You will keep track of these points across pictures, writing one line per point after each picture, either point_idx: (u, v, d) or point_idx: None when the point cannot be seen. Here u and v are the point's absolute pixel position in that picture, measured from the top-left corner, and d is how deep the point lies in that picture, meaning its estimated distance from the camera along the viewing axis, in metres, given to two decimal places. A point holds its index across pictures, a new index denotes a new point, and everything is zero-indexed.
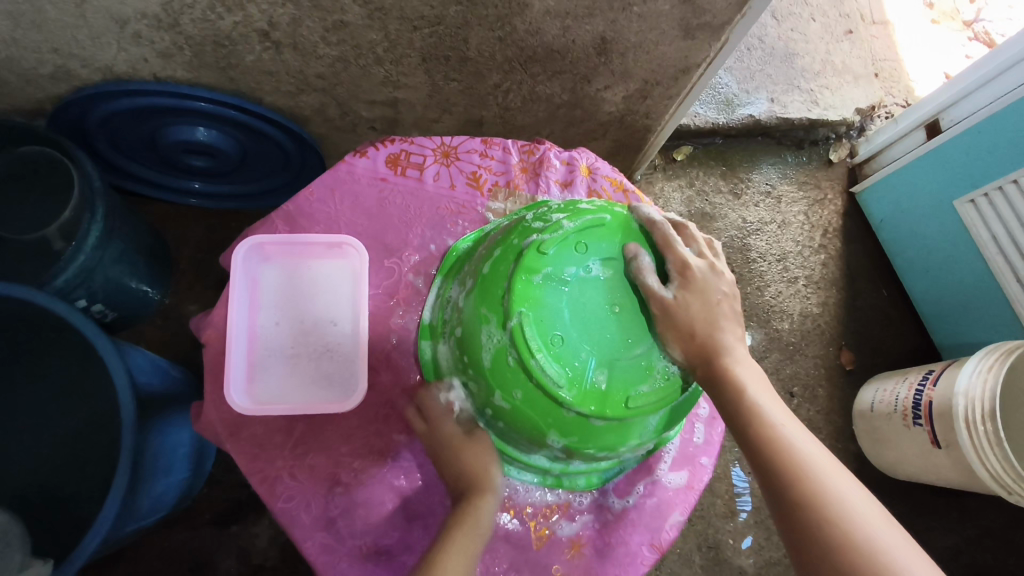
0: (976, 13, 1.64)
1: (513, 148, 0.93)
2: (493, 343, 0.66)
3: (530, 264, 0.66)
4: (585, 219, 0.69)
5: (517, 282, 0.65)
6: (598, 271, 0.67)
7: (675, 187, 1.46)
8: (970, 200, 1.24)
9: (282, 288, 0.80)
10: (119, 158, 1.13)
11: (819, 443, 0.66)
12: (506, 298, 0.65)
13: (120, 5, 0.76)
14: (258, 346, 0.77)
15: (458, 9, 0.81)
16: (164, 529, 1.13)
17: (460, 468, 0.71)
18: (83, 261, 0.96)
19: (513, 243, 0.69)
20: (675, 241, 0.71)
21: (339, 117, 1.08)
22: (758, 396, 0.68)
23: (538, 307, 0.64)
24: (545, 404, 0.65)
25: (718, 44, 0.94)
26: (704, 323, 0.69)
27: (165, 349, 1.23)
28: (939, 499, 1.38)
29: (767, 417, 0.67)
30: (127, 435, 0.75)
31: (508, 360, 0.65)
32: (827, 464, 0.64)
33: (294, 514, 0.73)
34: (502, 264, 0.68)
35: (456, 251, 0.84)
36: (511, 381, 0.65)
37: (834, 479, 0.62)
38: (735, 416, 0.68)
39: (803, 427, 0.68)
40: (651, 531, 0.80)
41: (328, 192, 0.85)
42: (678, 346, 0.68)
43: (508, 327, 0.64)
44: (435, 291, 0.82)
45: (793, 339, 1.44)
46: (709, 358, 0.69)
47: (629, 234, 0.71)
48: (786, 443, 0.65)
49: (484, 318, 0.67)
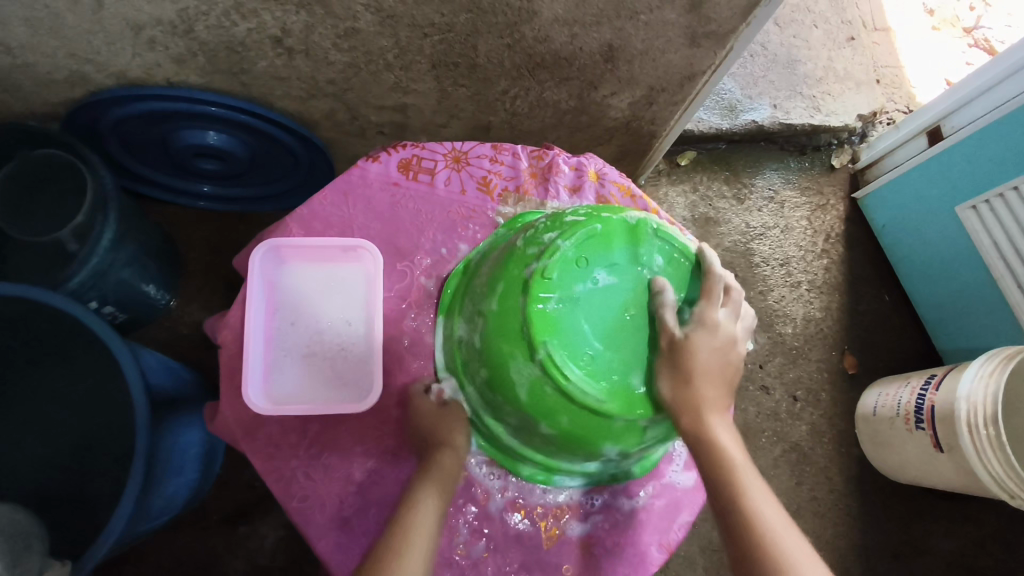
0: (976, 21, 1.65)
1: (522, 153, 0.94)
2: (525, 377, 0.66)
3: (540, 292, 0.67)
4: (577, 235, 0.70)
5: (534, 314, 0.66)
6: (607, 280, 0.70)
7: (678, 193, 1.47)
8: (972, 206, 1.26)
9: (292, 297, 0.80)
10: (130, 161, 1.14)
11: (791, 523, 0.65)
12: (526, 330, 0.66)
13: (137, 11, 0.77)
14: (276, 350, 0.78)
15: (468, 17, 0.83)
16: (174, 530, 1.13)
17: (430, 430, 0.76)
18: (96, 263, 0.97)
19: (514, 275, 0.70)
20: (714, 295, 0.72)
21: (349, 122, 1.09)
22: (736, 462, 0.68)
23: (560, 332, 0.66)
24: (591, 421, 0.67)
25: (723, 51, 0.96)
26: (702, 369, 0.68)
27: (174, 351, 1.24)
28: (941, 502, 1.38)
29: (741, 484, 0.67)
30: (142, 436, 0.76)
31: (545, 390, 0.66)
32: (793, 542, 0.63)
33: (309, 513, 0.74)
34: (510, 299, 0.68)
35: (467, 261, 0.86)
36: (553, 407, 0.66)
37: (796, 556, 0.61)
38: (713, 479, 0.68)
39: (777, 501, 0.67)
40: (660, 532, 0.81)
41: (341, 196, 0.87)
42: (668, 380, 0.68)
43: (537, 361, 0.65)
44: (454, 286, 0.84)
45: (796, 343, 1.45)
46: (696, 410, 0.68)
47: (628, 238, 0.72)
48: (755, 514, 0.65)
49: (509, 355, 0.67)
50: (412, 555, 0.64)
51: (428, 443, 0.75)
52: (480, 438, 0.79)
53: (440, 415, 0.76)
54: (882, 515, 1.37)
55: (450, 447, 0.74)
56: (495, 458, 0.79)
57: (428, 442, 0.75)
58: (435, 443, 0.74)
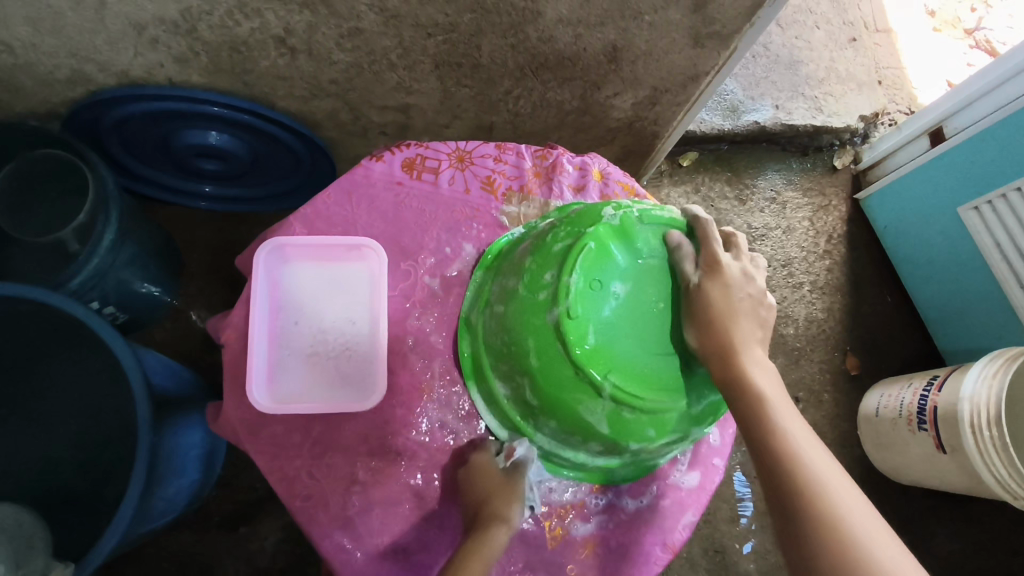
0: (977, 22, 1.66)
1: (526, 152, 0.94)
2: (600, 413, 0.65)
3: (574, 336, 0.64)
4: (578, 262, 0.66)
5: (580, 356, 0.63)
6: (624, 290, 0.67)
7: (681, 194, 1.47)
8: (974, 207, 1.25)
9: (298, 307, 0.79)
10: (131, 161, 1.14)
11: (830, 456, 0.65)
12: (581, 373, 0.64)
13: (140, 11, 0.77)
14: (282, 356, 0.77)
15: (471, 16, 0.83)
16: (174, 531, 1.13)
17: (487, 500, 0.73)
18: (94, 268, 0.97)
19: (537, 324, 0.66)
20: (715, 238, 0.72)
21: (351, 122, 1.09)
22: (772, 401, 0.68)
23: (613, 361, 0.64)
24: (677, 420, 0.68)
25: (727, 52, 0.96)
26: (723, 311, 0.69)
27: (175, 352, 1.24)
28: (943, 504, 1.38)
29: (779, 423, 0.67)
30: (144, 436, 0.76)
31: (624, 416, 0.65)
32: (834, 476, 0.63)
33: (312, 513, 0.74)
34: (548, 349, 0.65)
35: (484, 267, 0.85)
36: (640, 428, 0.66)
37: (840, 490, 0.62)
38: (751, 420, 0.67)
39: (813, 438, 0.67)
40: (664, 532, 0.81)
41: (345, 195, 0.86)
42: (694, 329, 0.68)
43: (606, 397, 0.64)
44: (476, 284, 0.84)
45: (798, 344, 1.45)
46: (726, 353, 0.68)
47: (619, 237, 0.69)
48: (797, 451, 0.65)
49: (576, 400, 0.65)
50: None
51: (480, 513, 0.72)
52: (553, 464, 0.78)
53: (499, 485, 0.73)
54: (884, 516, 1.37)
55: (503, 523, 0.71)
56: (586, 480, 0.79)
57: (481, 514, 0.72)
58: (488, 515, 0.71)
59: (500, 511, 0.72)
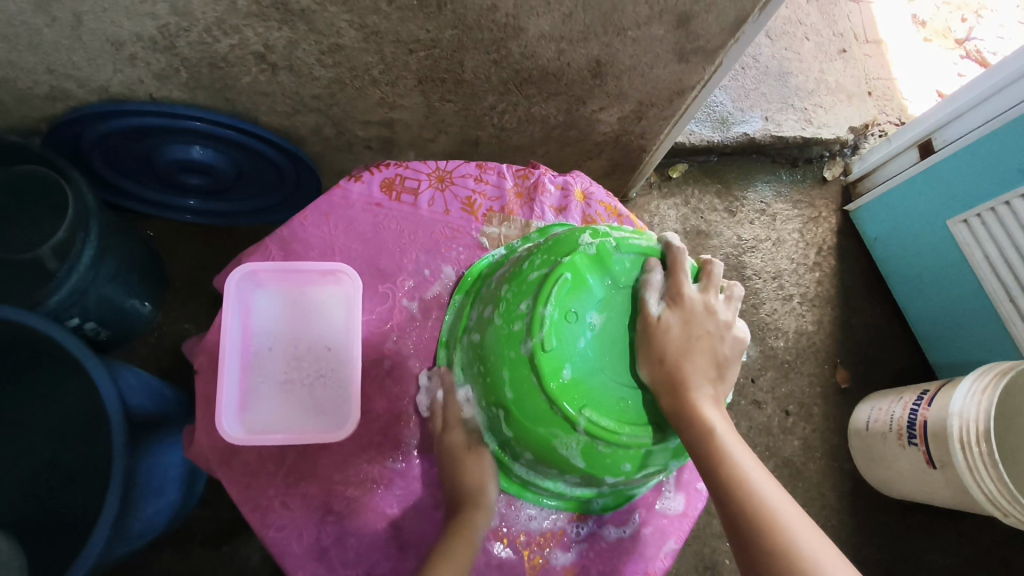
0: (967, 32, 1.66)
1: (507, 172, 0.94)
2: (575, 448, 0.65)
3: (548, 370, 0.63)
4: (553, 292, 0.66)
5: (551, 389, 0.63)
6: (597, 321, 0.67)
7: (670, 205, 1.46)
8: (963, 220, 1.25)
9: (272, 335, 0.78)
10: (113, 176, 1.12)
11: (779, 484, 0.63)
12: (554, 407, 0.63)
13: (116, 27, 0.76)
14: (256, 385, 0.76)
15: (454, 33, 0.82)
16: (156, 549, 1.12)
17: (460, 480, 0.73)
18: (76, 281, 0.95)
19: (512, 356, 0.66)
20: (684, 267, 0.70)
21: (335, 136, 1.07)
22: (725, 436, 0.64)
23: (587, 396, 0.64)
24: (657, 454, 0.67)
25: (712, 67, 0.95)
26: (678, 347, 0.66)
27: (157, 368, 1.22)
28: (932, 518, 1.38)
29: (733, 460, 0.63)
30: (118, 460, 0.75)
31: (599, 451, 0.65)
32: (793, 513, 0.60)
33: (286, 543, 0.73)
34: (520, 382, 0.65)
35: (464, 293, 0.84)
36: (616, 463, 0.65)
37: (798, 528, 0.58)
38: (703, 456, 0.64)
39: (769, 472, 0.64)
40: (644, 559, 0.80)
41: (323, 217, 0.86)
42: (646, 364, 0.66)
43: (580, 431, 0.64)
44: (455, 309, 0.83)
45: (788, 357, 1.44)
46: (676, 387, 0.65)
47: (596, 267, 0.69)
48: (752, 488, 0.61)
49: (551, 435, 0.65)
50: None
51: (459, 495, 0.73)
52: (534, 494, 0.78)
53: (469, 458, 0.74)
54: (875, 531, 1.36)
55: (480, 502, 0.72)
56: (567, 509, 0.79)
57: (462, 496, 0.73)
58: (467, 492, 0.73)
59: (483, 496, 0.73)
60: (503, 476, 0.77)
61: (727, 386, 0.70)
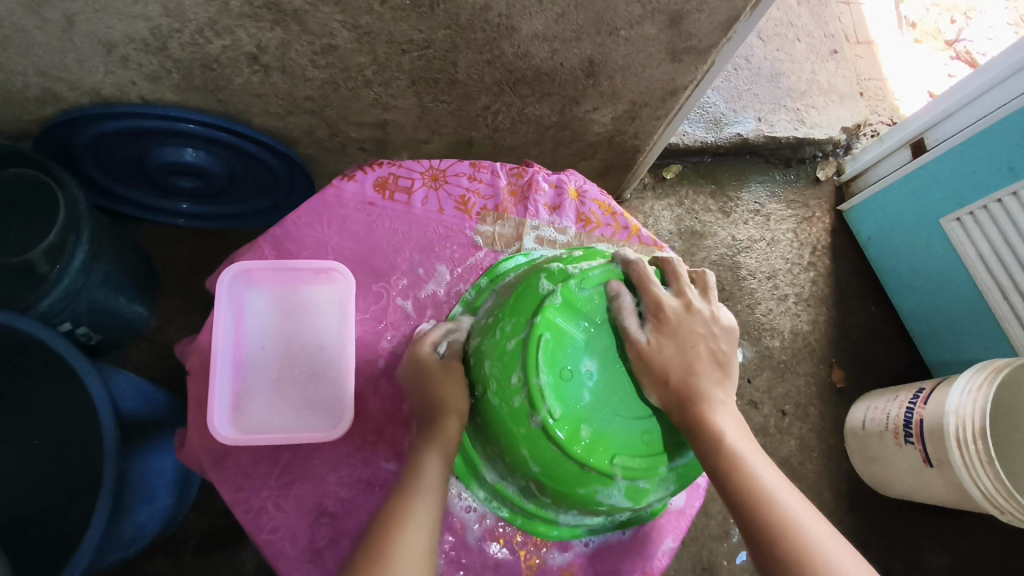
0: (957, 34, 1.67)
1: (501, 171, 0.94)
2: (619, 494, 0.66)
3: (567, 437, 0.63)
4: (539, 358, 0.64)
5: (576, 450, 0.63)
6: (589, 366, 0.67)
7: (665, 206, 1.46)
8: (956, 218, 1.26)
9: (267, 378, 0.76)
10: (104, 179, 1.12)
11: (788, 483, 0.64)
12: (588, 465, 0.63)
13: (108, 29, 0.76)
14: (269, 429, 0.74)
15: (446, 33, 0.81)
16: (148, 556, 1.10)
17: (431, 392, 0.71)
18: (67, 285, 0.94)
19: (522, 431, 0.65)
20: (651, 278, 0.70)
21: (329, 138, 1.07)
22: (736, 441, 0.65)
23: (611, 445, 0.65)
24: (681, 474, 0.69)
25: (706, 66, 0.95)
26: (678, 369, 0.66)
27: (149, 373, 1.21)
28: (929, 517, 1.38)
29: (745, 463, 0.64)
30: (109, 463, 0.74)
31: (639, 487, 0.66)
32: (805, 512, 0.61)
33: (279, 545, 0.73)
34: (542, 451, 0.64)
35: (465, 305, 0.84)
36: (656, 492, 0.68)
37: (813, 530, 0.59)
38: (714, 462, 0.64)
39: (781, 475, 0.65)
40: (643, 558, 0.79)
41: (316, 216, 0.85)
42: (653, 390, 0.66)
43: (618, 480, 0.64)
44: (461, 306, 0.84)
45: (784, 356, 1.44)
46: (685, 403, 0.66)
47: (566, 313, 0.68)
48: (765, 490, 0.62)
49: (592, 487, 0.65)
50: (420, 519, 0.63)
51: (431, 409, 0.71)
52: (590, 528, 0.78)
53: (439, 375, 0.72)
54: (874, 530, 1.35)
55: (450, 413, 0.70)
56: (622, 526, 0.79)
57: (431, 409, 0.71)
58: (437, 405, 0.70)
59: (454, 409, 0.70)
60: (551, 527, 0.77)
61: (732, 382, 0.70)
